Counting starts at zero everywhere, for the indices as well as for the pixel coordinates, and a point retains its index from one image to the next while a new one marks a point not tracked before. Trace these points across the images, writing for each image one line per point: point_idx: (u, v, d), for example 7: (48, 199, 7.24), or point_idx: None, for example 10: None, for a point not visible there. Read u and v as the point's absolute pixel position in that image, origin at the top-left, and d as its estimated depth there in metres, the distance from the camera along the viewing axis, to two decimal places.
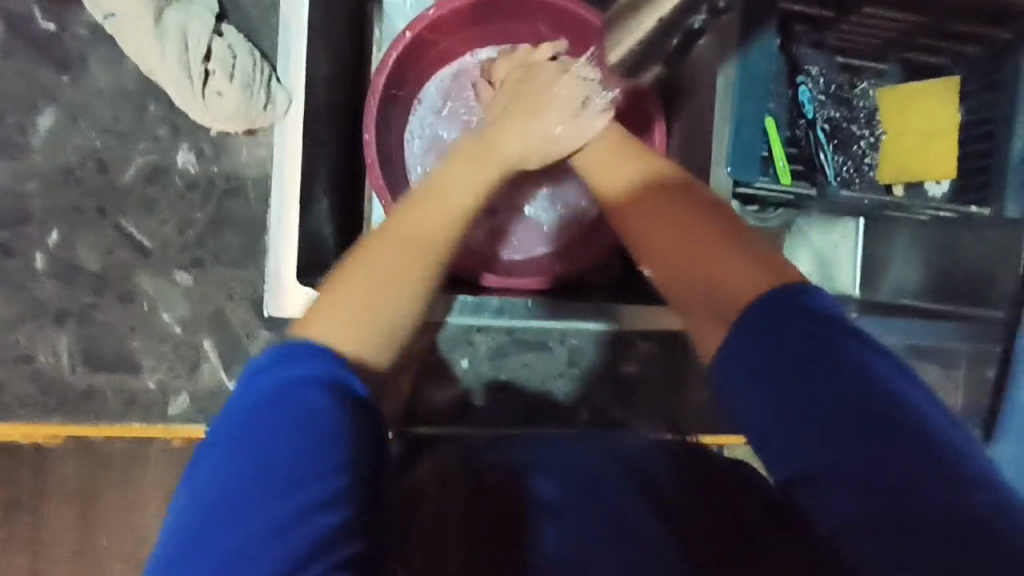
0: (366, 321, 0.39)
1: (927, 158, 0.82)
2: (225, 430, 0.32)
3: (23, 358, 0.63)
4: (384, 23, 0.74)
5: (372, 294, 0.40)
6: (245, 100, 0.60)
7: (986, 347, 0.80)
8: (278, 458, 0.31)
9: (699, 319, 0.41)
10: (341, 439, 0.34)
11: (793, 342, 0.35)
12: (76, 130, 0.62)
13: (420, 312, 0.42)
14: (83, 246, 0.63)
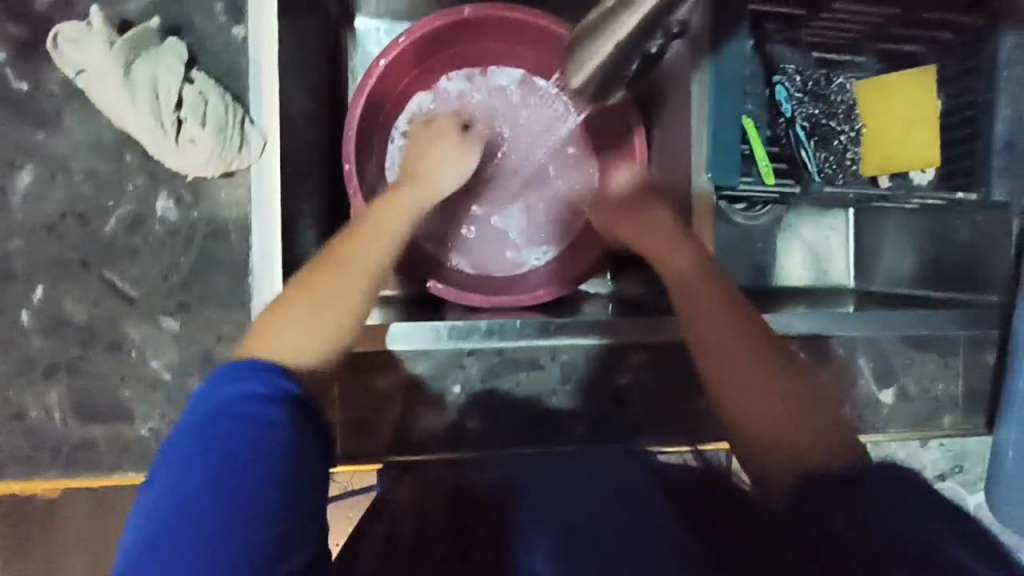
0: (313, 340, 0.42)
1: (911, 147, 0.81)
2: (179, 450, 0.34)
3: (16, 416, 0.63)
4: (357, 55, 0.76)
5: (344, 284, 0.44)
6: (218, 143, 0.60)
7: (983, 333, 0.79)
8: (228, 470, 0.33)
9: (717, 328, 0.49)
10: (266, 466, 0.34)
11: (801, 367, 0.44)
12: (56, 185, 0.63)
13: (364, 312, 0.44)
14: (70, 300, 0.63)
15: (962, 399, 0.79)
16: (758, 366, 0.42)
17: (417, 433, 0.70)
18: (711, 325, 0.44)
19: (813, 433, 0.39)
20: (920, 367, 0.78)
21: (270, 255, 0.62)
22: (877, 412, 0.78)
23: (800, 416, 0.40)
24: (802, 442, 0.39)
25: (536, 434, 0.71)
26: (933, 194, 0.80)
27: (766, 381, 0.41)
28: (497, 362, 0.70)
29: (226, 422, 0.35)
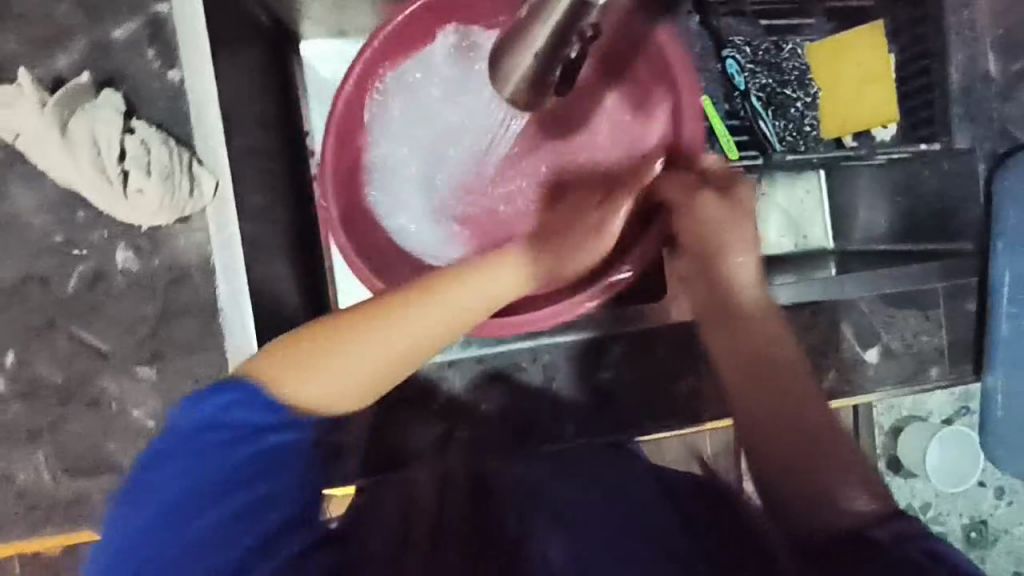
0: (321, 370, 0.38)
1: (869, 105, 0.80)
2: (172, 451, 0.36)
3: (6, 480, 0.63)
4: None
5: (381, 348, 0.39)
6: (168, 191, 0.60)
7: (961, 282, 0.79)
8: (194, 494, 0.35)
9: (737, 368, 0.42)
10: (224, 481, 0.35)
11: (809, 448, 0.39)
12: (10, 250, 0.62)
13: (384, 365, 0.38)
14: (42, 362, 0.63)
15: (947, 350, 0.78)
16: (795, 396, 0.40)
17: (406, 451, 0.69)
18: (778, 358, 0.41)
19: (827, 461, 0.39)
20: (902, 323, 0.78)
21: (238, 292, 0.64)
22: (863, 373, 0.77)
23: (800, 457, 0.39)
24: (817, 486, 0.38)
25: (525, 439, 0.70)
26: (898, 149, 0.78)
27: (781, 405, 0.40)
28: (478, 371, 0.70)
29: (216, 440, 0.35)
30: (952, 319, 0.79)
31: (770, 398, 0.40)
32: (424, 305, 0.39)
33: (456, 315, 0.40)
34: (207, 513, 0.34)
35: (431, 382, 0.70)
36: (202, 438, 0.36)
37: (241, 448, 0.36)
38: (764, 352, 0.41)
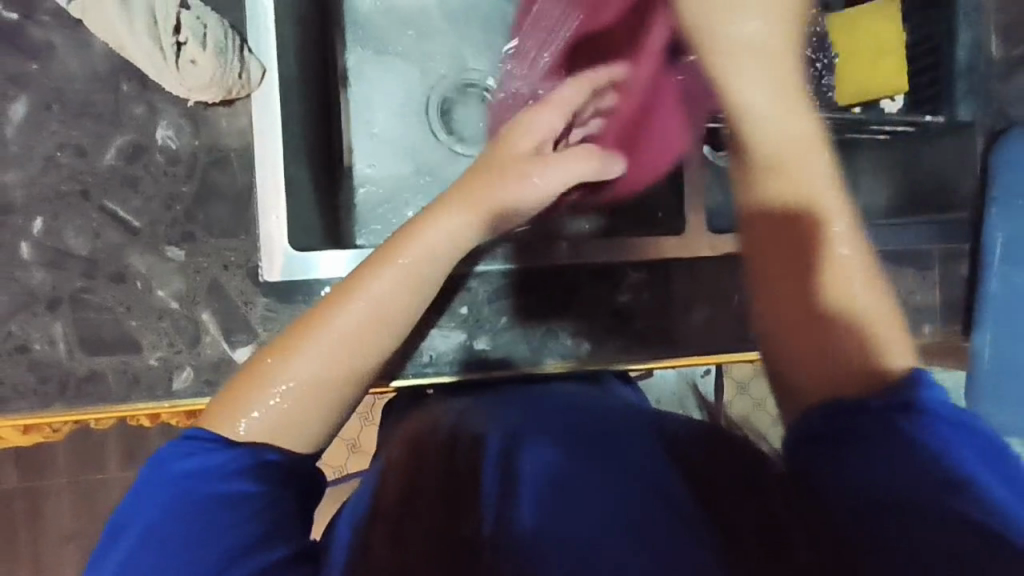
0: (300, 423, 0.48)
1: (884, 74, 0.85)
2: (142, 494, 0.43)
3: (20, 350, 0.62)
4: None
5: (307, 388, 0.48)
6: (220, 66, 0.60)
7: (957, 247, 0.85)
8: (188, 523, 0.41)
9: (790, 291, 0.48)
10: (218, 518, 0.42)
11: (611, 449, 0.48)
12: (50, 116, 0.62)
13: (360, 363, 0.50)
14: (70, 232, 0.63)
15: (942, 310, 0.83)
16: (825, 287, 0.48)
17: (426, 358, 0.70)
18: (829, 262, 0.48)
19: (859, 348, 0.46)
20: (900, 281, 0.82)
21: (275, 180, 0.65)
22: None
23: (817, 359, 0.46)
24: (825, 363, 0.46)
25: (541, 353, 0.72)
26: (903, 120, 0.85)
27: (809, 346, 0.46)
28: (502, 284, 0.72)
29: (190, 467, 0.44)
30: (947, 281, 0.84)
31: (801, 353, 0.46)
32: (342, 310, 0.50)
33: (383, 298, 0.50)
34: (188, 538, 0.41)
35: (454, 291, 0.71)
36: (176, 493, 0.43)
37: (191, 462, 0.44)
38: (789, 266, 0.49)
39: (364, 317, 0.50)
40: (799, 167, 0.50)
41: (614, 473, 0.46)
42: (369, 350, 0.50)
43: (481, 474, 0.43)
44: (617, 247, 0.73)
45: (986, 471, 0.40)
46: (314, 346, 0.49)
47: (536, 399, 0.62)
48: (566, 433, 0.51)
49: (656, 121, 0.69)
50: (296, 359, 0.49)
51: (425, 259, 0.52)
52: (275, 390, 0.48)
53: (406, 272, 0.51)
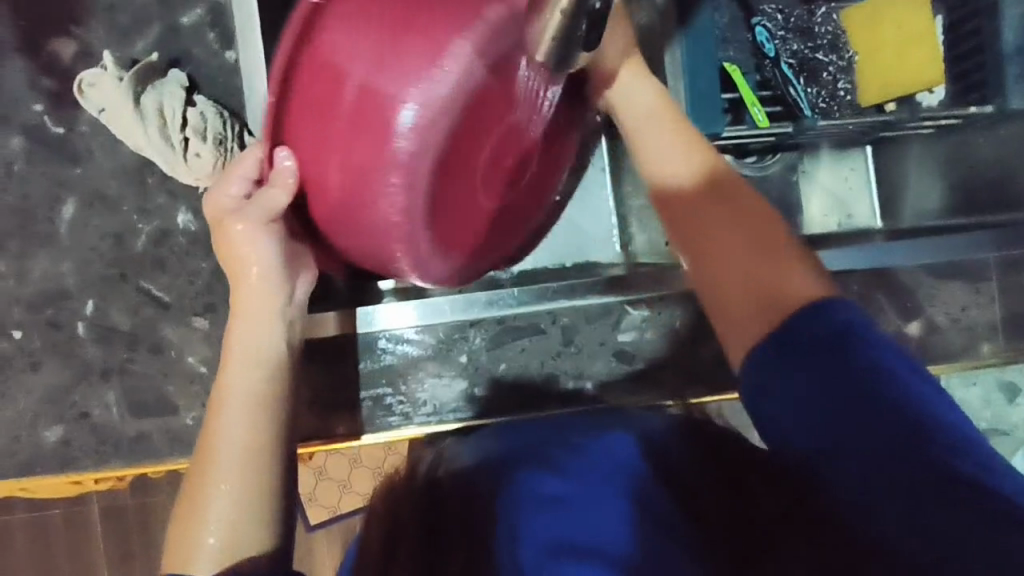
0: (243, 531, 0.54)
1: (913, 67, 0.78)
2: None
3: (82, 416, 0.71)
4: None
5: (229, 505, 0.54)
6: (220, 154, 0.67)
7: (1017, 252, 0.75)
8: None
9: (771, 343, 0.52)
10: None
11: (605, 478, 0.53)
12: (93, 211, 0.71)
13: (252, 447, 0.55)
14: (115, 310, 0.71)
15: (1002, 326, 0.75)
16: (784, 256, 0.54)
17: (430, 407, 0.72)
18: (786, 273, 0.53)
19: (778, 279, 0.52)
20: (949, 296, 0.75)
21: None
22: (907, 347, 0.75)
23: (753, 309, 0.52)
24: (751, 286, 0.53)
25: (543, 398, 0.72)
26: (944, 113, 0.75)
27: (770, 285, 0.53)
28: (497, 332, 0.72)
29: None
30: (1006, 290, 0.76)
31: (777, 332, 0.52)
32: (212, 434, 0.55)
33: (239, 399, 0.56)
34: None
35: (454, 338, 0.72)
36: None
37: None
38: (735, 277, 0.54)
39: (243, 407, 0.56)
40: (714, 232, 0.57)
41: (612, 490, 0.52)
42: (251, 469, 0.55)
43: (478, 512, 0.50)
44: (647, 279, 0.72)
45: (945, 407, 0.44)
46: (202, 484, 0.54)
47: (533, 428, 0.63)
48: (563, 454, 0.56)
49: (340, 143, 0.49)
50: (196, 494, 0.54)
51: (259, 365, 0.57)
52: (208, 514, 0.53)
53: (242, 354, 0.57)
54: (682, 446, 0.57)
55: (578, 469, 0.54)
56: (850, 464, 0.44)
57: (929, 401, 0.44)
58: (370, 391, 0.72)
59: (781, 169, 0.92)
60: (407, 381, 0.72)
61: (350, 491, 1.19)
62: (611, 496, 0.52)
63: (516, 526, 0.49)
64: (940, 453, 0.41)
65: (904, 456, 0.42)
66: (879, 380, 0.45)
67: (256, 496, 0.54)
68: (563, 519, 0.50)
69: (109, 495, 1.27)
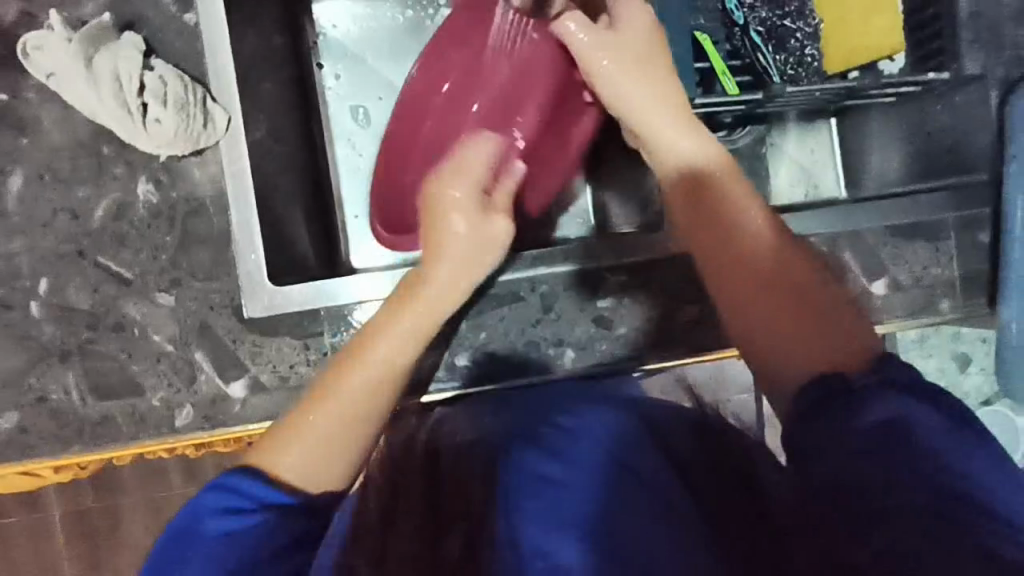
0: (336, 457, 0.52)
1: (876, 33, 0.79)
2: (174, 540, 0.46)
3: (40, 400, 0.67)
4: (323, 40, 0.84)
5: (336, 436, 0.52)
6: (183, 120, 0.65)
7: (973, 212, 0.79)
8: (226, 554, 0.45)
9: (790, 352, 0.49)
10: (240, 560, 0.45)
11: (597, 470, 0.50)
12: (43, 184, 0.67)
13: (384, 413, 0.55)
14: (73, 289, 0.68)
15: (960, 284, 0.79)
16: (806, 287, 0.51)
17: (409, 379, 0.71)
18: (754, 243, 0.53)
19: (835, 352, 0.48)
20: (911, 256, 0.78)
21: (252, 225, 0.68)
22: (873, 307, 0.78)
23: (803, 360, 0.48)
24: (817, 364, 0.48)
25: (524, 366, 0.72)
26: (904, 79, 0.77)
27: (805, 329, 0.49)
28: (477, 300, 0.72)
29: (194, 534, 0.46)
30: (964, 250, 0.79)
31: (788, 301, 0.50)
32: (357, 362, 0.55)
33: (387, 357, 0.55)
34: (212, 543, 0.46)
35: None
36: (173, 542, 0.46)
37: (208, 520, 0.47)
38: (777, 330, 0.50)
39: (378, 366, 0.55)
40: (775, 331, 0.50)
41: (605, 469, 0.50)
42: (359, 417, 0.53)
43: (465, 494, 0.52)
44: (616, 245, 0.73)
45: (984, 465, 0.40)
46: (315, 407, 0.53)
47: (537, 397, 0.64)
48: (549, 433, 0.54)
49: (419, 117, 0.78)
50: (297, 418, 0.53)
51: (411, 332, 0.57)
52: (312, 434, 0.52)
53: (400, 326, 0.57)
54: (689, 440, 0.55)
55: (572, 456, 0.51)
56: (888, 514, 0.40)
57: (888, 409, 0.42)
58: None
59: (750, 142, 0.93)
60: None
61: None
62: (605, 468, 0.50)
63: (513, 515, 0.48)
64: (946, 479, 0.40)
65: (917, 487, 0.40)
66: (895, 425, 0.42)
67: (350, 444, 0.53)
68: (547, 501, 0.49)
69: (72, 495, 1.21)
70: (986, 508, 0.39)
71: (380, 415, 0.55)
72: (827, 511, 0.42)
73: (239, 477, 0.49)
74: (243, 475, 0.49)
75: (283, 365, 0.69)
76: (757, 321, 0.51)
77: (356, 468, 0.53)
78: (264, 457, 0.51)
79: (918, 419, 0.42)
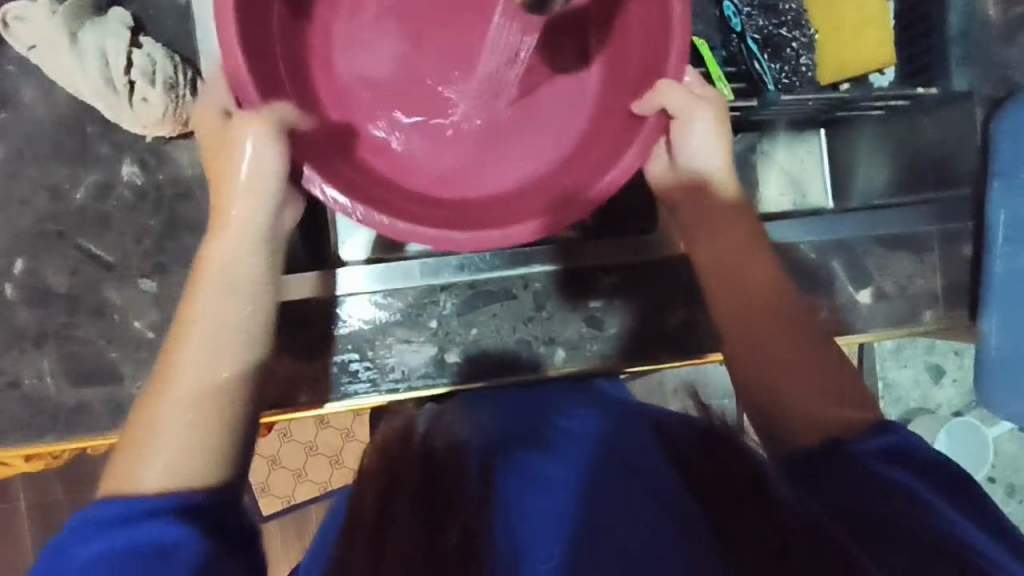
0: (186, 466, 0.48)
1: (868, 46, 0.81)
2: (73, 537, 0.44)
3: (12, 386, 0.65)
4: None
5: (185, 432, 0.49)
6: (173, 101, 0.63)
7: (957, 226, 0.81)
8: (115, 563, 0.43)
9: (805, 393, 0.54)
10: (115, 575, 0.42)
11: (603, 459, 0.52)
12: (22, 161, 0.65)
13: (224, 368, 0.51)
14: (50, 271, 0.65)
15: (943, 295, 0.81)
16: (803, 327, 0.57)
17: (397, 374, 0.70)
18: (749, 280, 0.60)
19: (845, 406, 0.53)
20: (897, 266, 0.80)
21: None
22: (859, 315, 0.79)
23: (816, 395, 0.54)
24: (817, 413, 0.53)
25: (514, 363, 0.72)
26: (892, 92, 0.79)
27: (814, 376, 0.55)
28: (469, 296, 0.71)
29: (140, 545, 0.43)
30: (948, 262, 0.81)
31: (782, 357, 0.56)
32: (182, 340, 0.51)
33: (208, 322, 0.52)
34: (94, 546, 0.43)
35: (423, 303, 0.71)
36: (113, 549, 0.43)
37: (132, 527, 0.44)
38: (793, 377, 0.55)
39: (214, 331, 0.52)
40: (800, 387, 0.54)
41: (602, 463, 0.51)
42: (211, 405, 0.50)
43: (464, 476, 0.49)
44: (610, 247, 0.73)
45: (962, 518, 0.46)
46: (154, 407, 0.50)
47: (535, 396, 0.65)
48: (557, 436, 0.55)
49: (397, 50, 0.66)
50: (141, 425, 0.49)
51: (240, 302, 0.53)
52: (149, 447, 0.48)
53: (211, 276, 0.53)
54: (693, 444, 0.52)
55: (581, 453, 0.52)
56: (843, 497, 0.47)
57: (880, 438, 0.50)
58: (334, 357, 0.69)
59: (742, 149, 0.94)
60: (374, 346, 0.70)
61: (305, 480, 1.14)
62: (602, 464, 0.51)
63: (513, 513, 0.47)
64: (920, 506, 0.46)
65: (888, 500, 0.46)
66: (884, 443, 0.50)
67: (217, 427, 0.50)
68: (557, 495, 0.49)
69: (39, 486, 1.17)
70: (952, 533, 0.44)
71: (226, 389, 0.51)
72: (822, 516, 0.46)
73: (102, 507, 0.45)
74: (95, 507, 0.45)
75: (268, 355, 0.68)
76: (774, 348, 0.56)
77: (214, 460, 0.49)
78: (112, 476, 0.48)
79: (905, 475, 0.48)
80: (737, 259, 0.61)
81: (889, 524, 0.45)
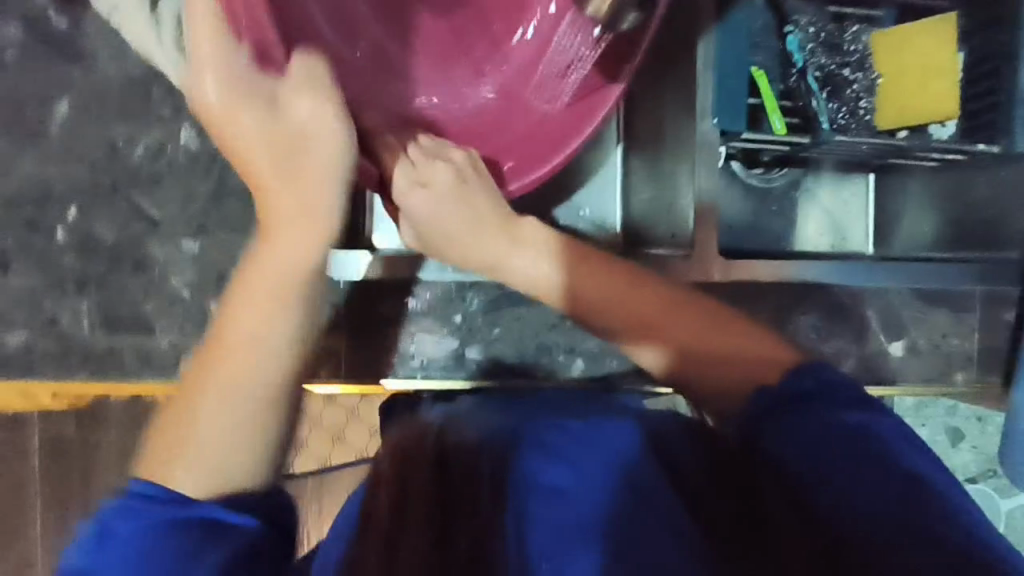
0: None
1: (931, 99, 0.80)
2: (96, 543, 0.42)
3: (50, 324, 0.67)
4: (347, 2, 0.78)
5: None
6: None
7: (1001, 289, 0.79)
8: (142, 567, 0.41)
9: (759, 372, 0.53)
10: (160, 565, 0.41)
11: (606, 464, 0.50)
12: (88, 112, 0.68)
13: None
14: (100, 220, 0.68)
15: (978, 357, 0.79)
16: (711, 311, 0.57)
17: (416, 364, 0.71)
18: (732, 342, 0.55)
19: (770, 364, 0.53)
20: (932, 322, 0.79)
21: None
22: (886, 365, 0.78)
23: (753, 362, 0.53)
24: (752, 376, 0.53)
25: (531, 369, 0.72)
26: (952, 146, 0.76)
27: (754, 354, 0.54)
28: (496, 296, 0.72)
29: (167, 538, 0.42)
30: (986, 325, 0.79)
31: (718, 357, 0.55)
32: None
33: None
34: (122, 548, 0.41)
35: (451, 297, 0.71)
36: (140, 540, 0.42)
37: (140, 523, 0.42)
38: (706, 359, 0.55)
39: None
40: (733, 369, 0.54)
41: (617, 487, 0.49)
42: (271, 322, 0.50)
43: (472, 487, 0.46)
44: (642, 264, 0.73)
45: (929, 463, 0.46)
46: None
47: (537, 404, 0.63)
48: (560, 438, 0.52)
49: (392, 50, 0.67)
50: None
51: None
52: None
53: None
54: (691, 447, 0.53)
55: (578, 461, 0.50)
56: (855, 500, 0.44)
57: (856, 420, 0.47)
58: (358, 338, 0.71)
59: (785, 184, 0.93)
60: (397, 334, 0.71)
61: (307, 454, 1.16)
62: (610, 474, 0.50)
63: (524, 521, 0.46)
64: (936, 497, 0.43)
65: (908, 494, 0.43)
66: (855, 411, 0.48)
67: None
68: (566, 514, 0.47)
69: None
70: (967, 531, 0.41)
71: None
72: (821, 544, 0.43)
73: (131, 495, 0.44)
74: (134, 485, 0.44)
75: None
76: (699, 330, 0.56)
77: None
78: None
79: (883, 430, 0.47)
80: (682, 318, 0.57)
81: (891, 526, 0.42)
